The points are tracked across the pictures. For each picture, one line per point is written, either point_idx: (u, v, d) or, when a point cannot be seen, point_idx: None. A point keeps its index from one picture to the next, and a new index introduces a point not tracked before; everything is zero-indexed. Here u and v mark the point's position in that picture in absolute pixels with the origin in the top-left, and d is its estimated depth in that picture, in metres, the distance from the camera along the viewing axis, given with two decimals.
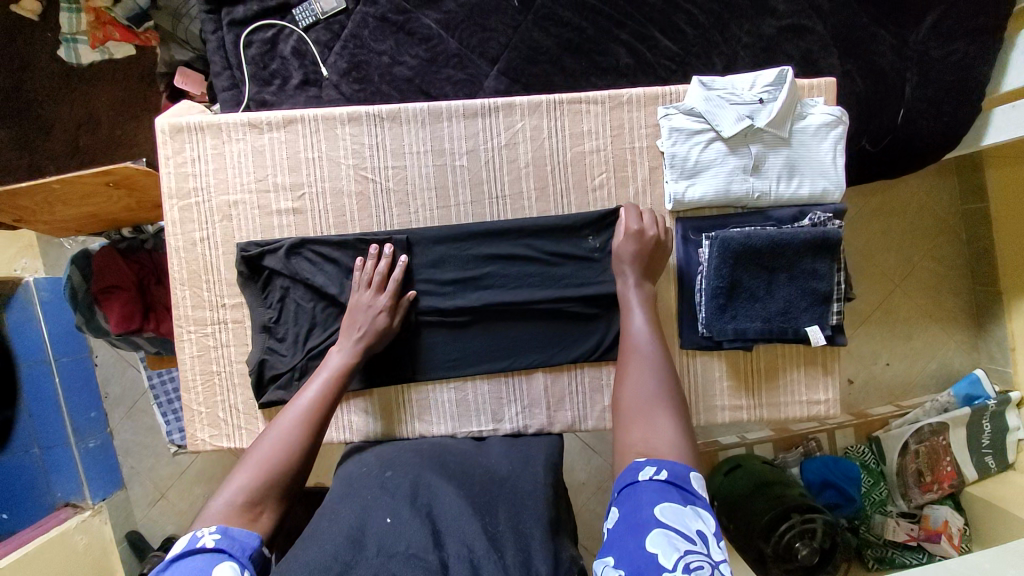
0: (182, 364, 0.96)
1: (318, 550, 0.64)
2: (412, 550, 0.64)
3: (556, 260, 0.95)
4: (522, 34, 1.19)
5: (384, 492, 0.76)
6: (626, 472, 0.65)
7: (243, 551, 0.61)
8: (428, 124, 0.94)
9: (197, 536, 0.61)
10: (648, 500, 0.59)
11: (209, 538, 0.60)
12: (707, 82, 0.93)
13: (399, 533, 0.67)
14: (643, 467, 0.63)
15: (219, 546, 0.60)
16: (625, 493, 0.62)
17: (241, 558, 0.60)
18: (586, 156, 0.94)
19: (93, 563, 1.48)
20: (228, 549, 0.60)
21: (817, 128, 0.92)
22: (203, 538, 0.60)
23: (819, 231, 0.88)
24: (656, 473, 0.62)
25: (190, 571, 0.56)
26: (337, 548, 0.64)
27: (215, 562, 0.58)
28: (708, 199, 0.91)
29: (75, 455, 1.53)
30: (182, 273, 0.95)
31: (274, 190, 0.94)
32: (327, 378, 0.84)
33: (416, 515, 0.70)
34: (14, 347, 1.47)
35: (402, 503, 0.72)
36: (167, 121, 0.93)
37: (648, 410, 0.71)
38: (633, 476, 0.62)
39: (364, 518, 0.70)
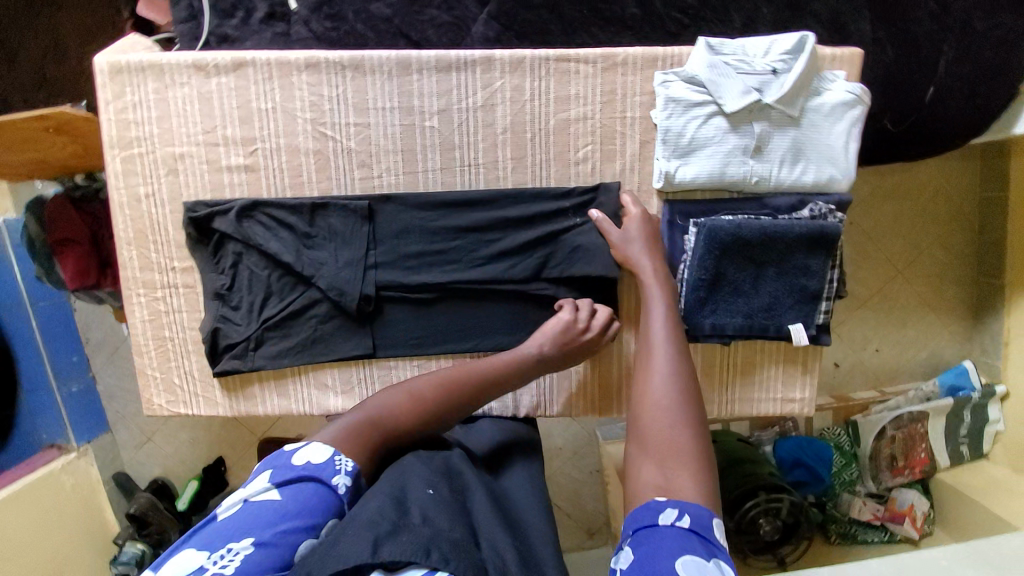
0: (134, 328, 0.92)
1: (365, 507, 0.53)
2: (456, 536, 0.53)
3: (525, 241, 0.87)
4: None
5: (419, 456, 0.66)
6: (636, 507, 0.56)
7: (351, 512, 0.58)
8: (396, 76, 0.83)
9: (334, 459, 0.60)
10: (665, 544, 0.51)
11: (340, 477, 0.59)
12: (715, 44, 0.80)
13: (443, 512, 0.57)
14: (664, 508, 0.54)
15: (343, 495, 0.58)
16: (641, 534, 0.53)
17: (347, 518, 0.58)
18: (570, 124, 0.84)
19: (81, 501, 1.53)
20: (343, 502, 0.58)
21: (832, 107, 0.82)
22: (336, 474, 0.58)
23: (818, 224, 0.81)
24: (677, 518, 0.53)
25: (306, 503, 0.55)
26: (382, 505, 0.54)
27: (329, 510, 0.56)
28: (701, 180, 0.82)
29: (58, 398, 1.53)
30: (129, 232, 0.88)
31: (224, 144, 0.85)
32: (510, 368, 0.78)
33: (454, 499, 0.61)
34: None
35: (441, 479, 0.63)
36: (105, 59, 0.83)
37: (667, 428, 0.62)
38: (651, 518, 0.54)
39: (403, 481, 0.60)
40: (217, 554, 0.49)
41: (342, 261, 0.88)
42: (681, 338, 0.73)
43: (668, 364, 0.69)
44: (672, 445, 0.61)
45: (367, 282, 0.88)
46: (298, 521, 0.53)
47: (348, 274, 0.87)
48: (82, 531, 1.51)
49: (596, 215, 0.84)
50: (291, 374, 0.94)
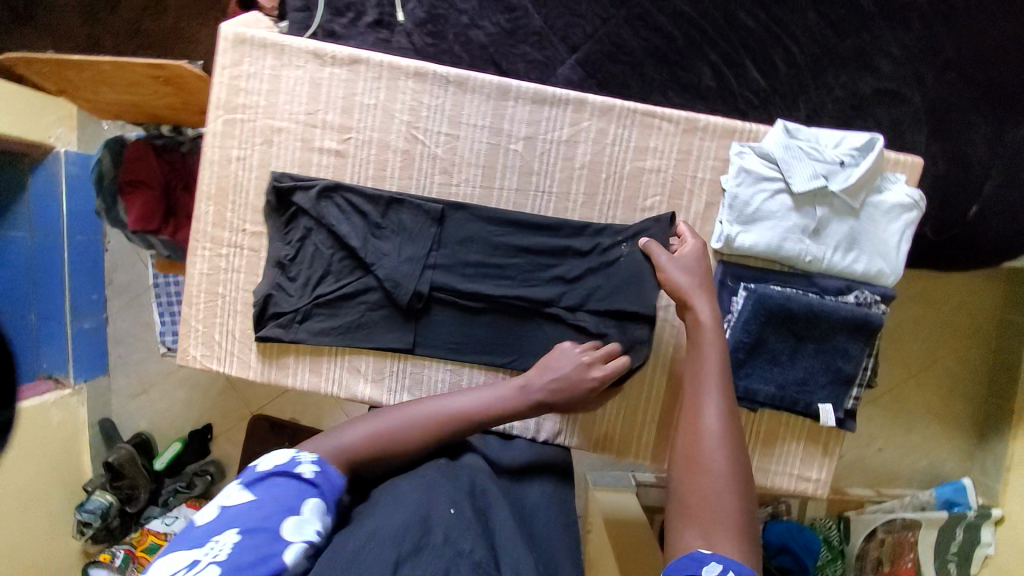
0: (190, 278, 0.94)
1: (387, 524, 0.62)
2: (477, 558, 0.61)
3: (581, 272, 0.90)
4: (609, 28, 1.18)
5: (445, 475, 0.74)
6: (680, 558, 0.61)
7: (331, 492, 0.67)
8: (493, 99, 0.89)
9: (298, 460, 0.67)
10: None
11: (307, 469, 0.66)
12: (792, 128, 0.86)
13: (465, 531, 0.65)
14: (708, 560, 0.59)
15: (314, 480, 0.66)
16: None
17: (328, 498, 0.66)
18: (643, 173, 0.89)
19: (63, 438, 1.78)
20: (318, 486, 0.66)
21: (890, 206, 0.88)
22: (302, 467, 0.66)
23: (862, 312, 0.85)
24: (721, 571, 0.58)
25: (282, 495, 0.63)
26: (406, 526, 0.62)
27: (304, 496, 0.64)
28: (759, 249, 0.86)
29: (69, 333, 1.80)
30: (210, 188, 0.92)
31: (322, 127, 0.91)
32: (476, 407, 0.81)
33: (476, 516, 0.69)
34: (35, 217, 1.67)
35: (464, 498, 0.71)
36: (232, 31, 0.90)
37: (714, 498, 0.66)
38: (694, 567, 0.59)
39: (427, 501, 0.67)
40: (208, 548, 0.58)
41: (404, 256, 0.91)
42: (732, 400, 0.74)
43: (718, 425, 0.71)
44: (718, 508, 0.65)
45: (422, 279, 0.91)
46: (276, 513, 0.61)
47: (405, 272, 0.91)
48: (62, 460, 1.77)
49: (645, 241, 0.86)
50: (327, 354, 0.96)
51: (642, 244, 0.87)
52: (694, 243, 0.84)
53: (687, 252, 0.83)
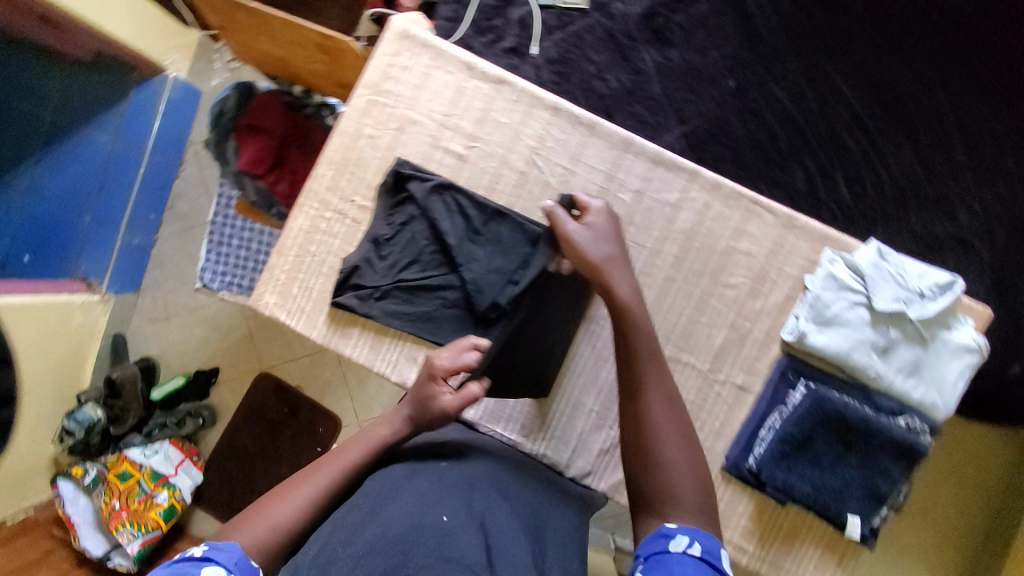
0: (289, 230, 0.99)
1: (377, 536, 0.66)
2: (469, 562, 0.64)
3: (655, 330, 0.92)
4: (721, 112, 1.29)
5: (442, 486, 0.77)
6: (651, 537, 0.71)
7: (230, 559, 0.69)
8: (616, 149, 0.96)
9: (188, 550, 0.69)
10: (677, 569, 0.65)
11: (198, 549, 0.69)
12: (884, 251, 0.93)
13: (455, 536, 0.67)
14: (676, 536, 0.69)
15: (205, 556, 0.68)
16: (654, 560, 0.67)
17: (226, 564, 0.68)
18: (734, 252, 0.94)
19: (77, 339, 1.77)
20: (215, 558, 0.68)
21: (956, 346, 0.92)
22: (192, 550, 0.68)
23: (912, 438, 0.88)
24: (688, 546, 0.68)
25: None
26: (399, 534, 0.66)
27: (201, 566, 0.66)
28: (828, 352, 0.89)
29: (118, 242, 1.83)
30: (335, 155, 0.98)
31: (453, 130, 0.97)
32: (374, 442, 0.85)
33: (471, 519, 0.71)
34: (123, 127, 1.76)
35: (459, 504, 0.73)
36: (402, 26, 0.98)
37: (677, 491, 0.75)
38: (664, 544, 0.69)
39: (424, 509, 0.71)
40: None
41: (493, 262, 0.94)
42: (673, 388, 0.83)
43: (670, 413, 0.80)
44: (682, 490, 0.75)
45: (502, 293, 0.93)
46: None
47: (492, 276, 0.93)
48: (70, 361, 1.76)
49: (554, 208, 0.89)
50: (391, 336, 0.99)
51: (546, 209, 0.90)
52: (601, 212, 0.89)
53: (597, 224, 0.87)
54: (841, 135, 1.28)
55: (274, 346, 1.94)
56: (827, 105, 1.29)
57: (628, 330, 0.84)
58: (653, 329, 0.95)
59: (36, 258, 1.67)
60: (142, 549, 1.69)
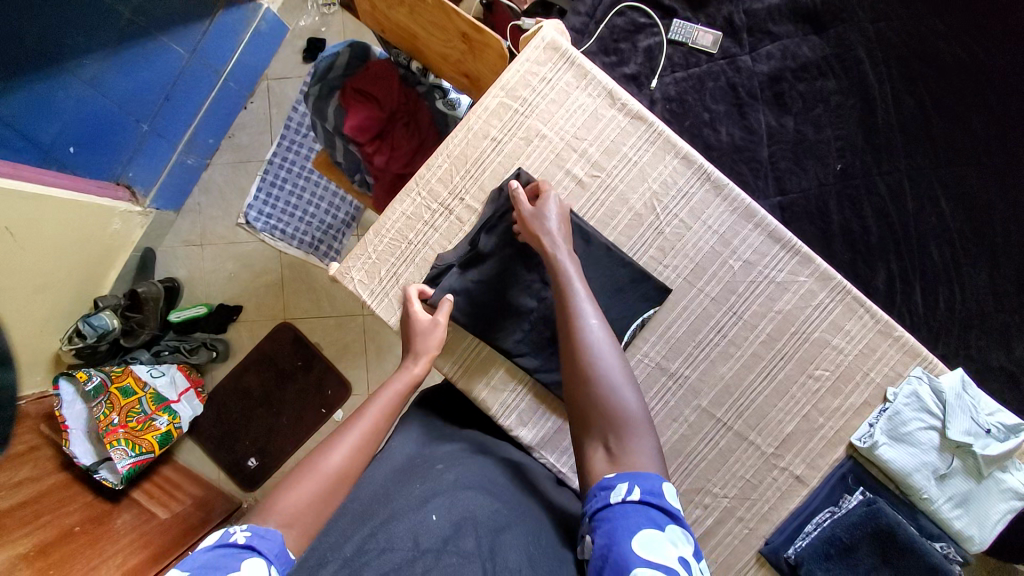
0: (390, 212, 0.97)
1: (363, 541, 0.67)
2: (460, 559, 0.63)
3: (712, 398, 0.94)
4: (821, 194, 1.26)
5: (428, 483, 0.76)
6: (595, 491, 0.69)
7: (270, 550, 0.62)
8: (736, 215, 0.94)
9: (228, 530, 0.63)
10: (623, 526, 0.62)
11: (240, 535, 0.62)
12: (966, 381, 0.92)
13: (438, 532, 0.67)
14: (615, 486, 0.67)
15: (249, 544, 0.61)
16: (602, 518, 0.65)
17: (268, 557, 0.62)
18: (825, 347, 0.93)
19: (110, 246, 1.71)
20: (256, 548, 0.62)
21: (1010, 490, 0.93)
22: (234, 535, 0.62)
23: (950, 568, 0.89)
24: (628, 493, 0.66)
25: (212, 564, 0.58)
26: (387, 537, 0.66)
27: (242, 558, 0.60)
28: (892, 466, 0.90)
29: (172, 159, 1.79)
30: (454, 149, 0.96)
31: (580, 155, 0.95)
32: (383, 405, 0.82)
33: (456, 516, 0.70)
34: (206, 45, 1.68)
35: (444, 500, 0.72)
36: (552, 36, 0.95)
37: (621, 425, 0.72)
38: (606, 497, 0.67)
39: (411, 509, 0.70)
40: None
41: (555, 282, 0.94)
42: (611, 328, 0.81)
43: (603, 341, 0.78)
44: (628, 422, 0.73)
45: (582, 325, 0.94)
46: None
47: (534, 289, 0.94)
48: (95, 266, 1.68)
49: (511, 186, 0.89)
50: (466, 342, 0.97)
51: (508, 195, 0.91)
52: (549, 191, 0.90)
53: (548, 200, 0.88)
54: (929, 245, 1.26)
55: (302, 302, 1.89)
56: (924, 212, 1.26)
57: (558, 274, 0.83)
58: (728, 400, 0.94)
59: (81, 151, 1.52)
60: (131, 469, 1.57)
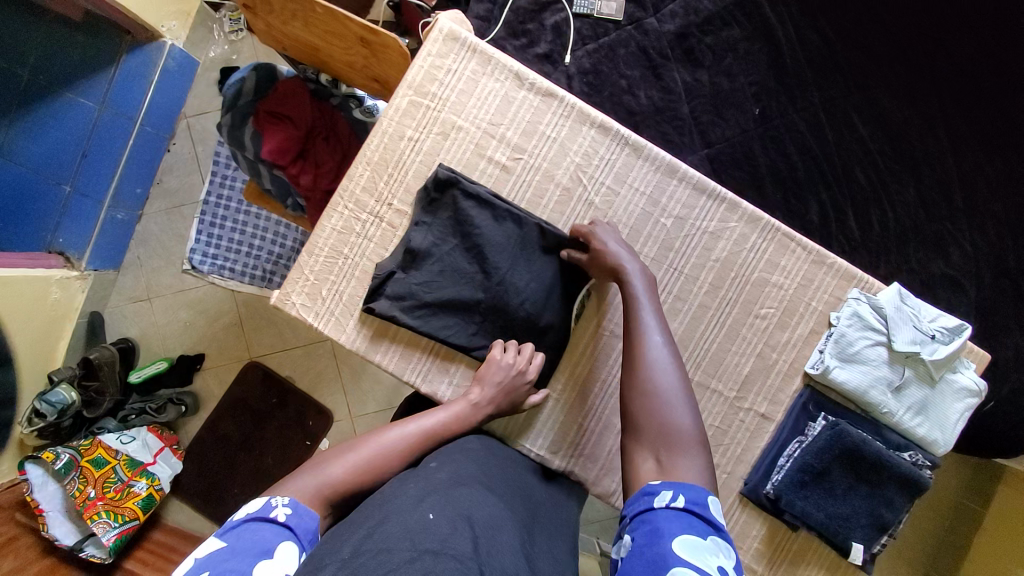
0: (320, 230, 0.95)
1: (355, 540, 0.63)
2: (453, 551, 0.61)
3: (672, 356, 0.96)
4: (745, 139, 1.30)
5: (427, 483, 0.74)
6: (639, 495, 0.73)
7: (304, 534, 0.68)
8: (660, 173, 0.96)
9: (272, 504, 0.69)
10: (665, 529, 0.66)
11: (281, 511, 0.68)
12: (903, 294, 0.96)
13: (437, 530, 0.63)
14: (660, 491, 0.71)
15: (288, 523, 0.67)
16: (641, 520, 0.69)
17: (302, 540, 0.67)
18: (766, 285, 0.96)
19: (55, 316, 1.63)
20: (293, 528, 0.67)
21: (959, 388, 0.98)
22: (277, 510, 0.68)
23: (917, 473, 0.93)
24: (672, 500, 0.69)
25: (256, 539, 0.63)
26: (386, 534, 0.63)
27: (281, 537, 0.65)
28: (847, 387, 0.93)
29: (102, 216, 1.70)
30: (373, 155, 0.95)
31: (499, 140, 0.95)
32: (445, 418, 0.88)
33: (457, 516, 0.68)
34: (114, 94, 1.61)
35: (444, 502, 0.70)
36: (449, 26, 0.94)
37: (675, 440, 0.77)
38: (649, 501, 0.70)
39: (410, 509, 0.68)
40: None
41: (493, 264, 0.92)
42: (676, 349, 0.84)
43: (667, 363, 0.81)
44: (678, 438, 0.77)
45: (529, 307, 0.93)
46: (250, 555, 0.61)
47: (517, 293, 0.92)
48: (42, 341, 1.59)
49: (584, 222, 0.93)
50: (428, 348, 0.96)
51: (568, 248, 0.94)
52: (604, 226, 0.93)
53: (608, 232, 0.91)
54: (853, 171, 1.31)
55: (264, 337, 1.85)
56: (843, 140, 1.31)
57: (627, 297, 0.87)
58: (685, 354, 0.96)
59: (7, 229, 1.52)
60: (118, 541, 1.55)
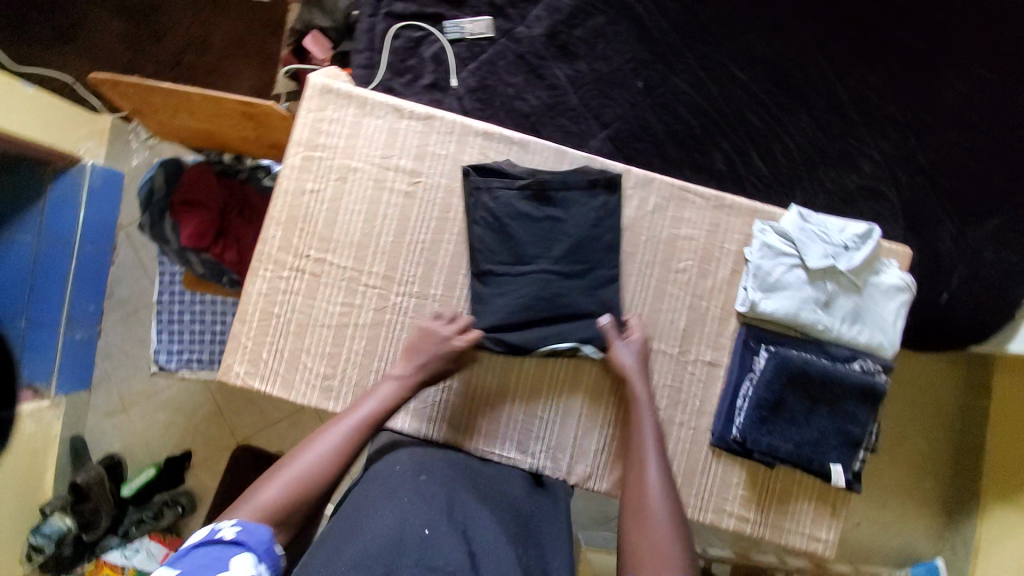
0: (247, 297, 0.97)
1: (353, 553, 0.64)
2: (450, 569, 0.62)
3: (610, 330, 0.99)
4: (637, 112, 1.37)
5: (420, 492, 0.74)
6: None
7: (259, 544, 0.68)
8: (550, 162, 1.01)
9: (217, 528, 0.69)
10: None
11: (228, 531, 0.68)
12: (805, 214, 1.01)
13: (438, 548, 0.65)
14: None
15: (237, 539, 0.67)
16: None
17: (258, 550, 0.68)
18: (678, 240, 1.00)
19: (33, 450, 1.59)
20: (245, 542, 0.67)
21: (887, 287, 1.00)
22: (222, 531, 0.68)
23: (870, 379, 0.94)
24: None
25: (205, 560, 0.63)
26: (378, 550, 0.63)
27: (233, 552, 0.66)
28: (779, 315, 0.96)
29: (60, 341, 1.64)
30: (281, 215, 0.98)
31: (394, 170, 1.00)
32: (374, 405, 0.88)
33: (453, 530, 0.68)
34: (47, 222, 1.58)
35: (440, 514, 0.70)
36: (322, 80, 1.00)
37: (659, 553, 0.78)
38: None
39: (403, 522, 0.68)
40: None
41: (542, 237, 0.95)
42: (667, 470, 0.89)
43: (661, 487, 0.86)
44: (664, 553, 0.78)
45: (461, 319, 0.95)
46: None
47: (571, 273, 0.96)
48: (20, 479, 1.57)
49: (606, 321, 0.95)
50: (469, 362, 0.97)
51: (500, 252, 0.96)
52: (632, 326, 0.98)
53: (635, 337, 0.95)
54: (745, 115, 1.37)
55: (246, 417, 1.79)
56: (728, 90, 1.38)
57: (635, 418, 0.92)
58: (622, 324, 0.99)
59: None
60: None
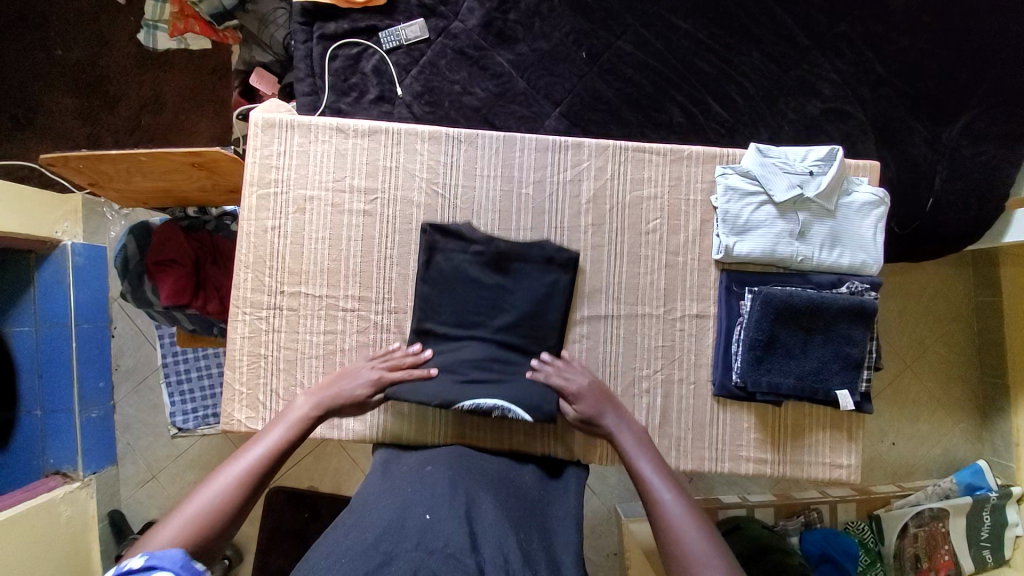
0: (232, 343, 0.99)
1: (356, 542, 0.62)
2: (450, 550, 0.59)
3: (591, 305, 0.99)
4: (586, 83, 1.35)
5: (422, 487, 0.74)
6: None
7: (176, 562, 0.58)
8: (500, 151, 1.01)
9: (121, 565, 0.56)
10: None
11: (134, 560, 0.57)
12: (764, 149, 0.99)
13: (438, 530, 0.63)
14: None
15: (148, 563, 0.56)
16: None
17: (176, 567, 0.57)
18: (642, 201, 1.00)
19: (73, 535, 1.56)
20: (160, 562, 0.57)
21: (860, 205, 0.99)
22: (128, 562, 0.56)
23: (857, 299, 0.93)
24: None
25: None
26: (378, 537, 0.62)
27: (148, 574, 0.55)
28: (755, 255, 0.97)
29: (77, 422, 1.61)
30: (249, 257, 0.99)
31: (349, 191, 1.00)
32: (286, 430, 0.83)
33: (454, 512, 0.66)
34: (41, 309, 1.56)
35: (441, 501, 0.69)
36: (262, 116, 1.00)
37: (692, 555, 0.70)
38: None
39: (404, 513, 0.67)
40: None
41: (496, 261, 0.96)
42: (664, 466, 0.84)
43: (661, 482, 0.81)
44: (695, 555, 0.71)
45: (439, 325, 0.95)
46: None
47: (542, 267, 0.96)
48: (67, 562, 1.52)
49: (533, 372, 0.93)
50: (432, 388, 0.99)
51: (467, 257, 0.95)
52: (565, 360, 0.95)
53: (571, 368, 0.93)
54: (694, 63, 1.35)
55: None
56: (672, 41, 1.36)
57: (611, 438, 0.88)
58: (602, 295, 0.99)
59: None
60: None
